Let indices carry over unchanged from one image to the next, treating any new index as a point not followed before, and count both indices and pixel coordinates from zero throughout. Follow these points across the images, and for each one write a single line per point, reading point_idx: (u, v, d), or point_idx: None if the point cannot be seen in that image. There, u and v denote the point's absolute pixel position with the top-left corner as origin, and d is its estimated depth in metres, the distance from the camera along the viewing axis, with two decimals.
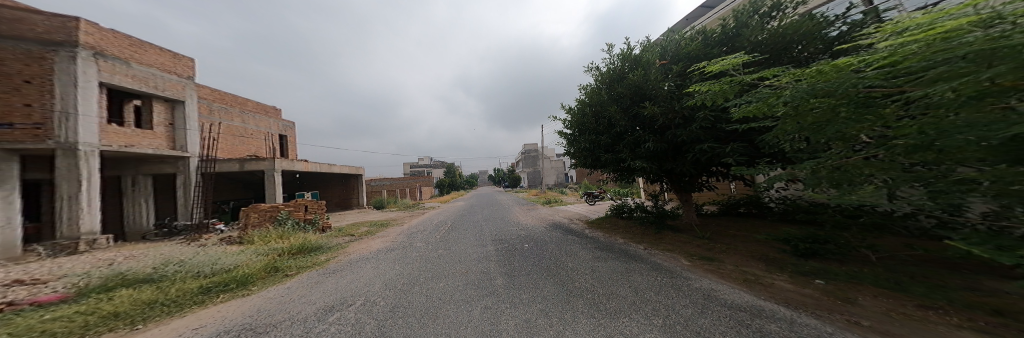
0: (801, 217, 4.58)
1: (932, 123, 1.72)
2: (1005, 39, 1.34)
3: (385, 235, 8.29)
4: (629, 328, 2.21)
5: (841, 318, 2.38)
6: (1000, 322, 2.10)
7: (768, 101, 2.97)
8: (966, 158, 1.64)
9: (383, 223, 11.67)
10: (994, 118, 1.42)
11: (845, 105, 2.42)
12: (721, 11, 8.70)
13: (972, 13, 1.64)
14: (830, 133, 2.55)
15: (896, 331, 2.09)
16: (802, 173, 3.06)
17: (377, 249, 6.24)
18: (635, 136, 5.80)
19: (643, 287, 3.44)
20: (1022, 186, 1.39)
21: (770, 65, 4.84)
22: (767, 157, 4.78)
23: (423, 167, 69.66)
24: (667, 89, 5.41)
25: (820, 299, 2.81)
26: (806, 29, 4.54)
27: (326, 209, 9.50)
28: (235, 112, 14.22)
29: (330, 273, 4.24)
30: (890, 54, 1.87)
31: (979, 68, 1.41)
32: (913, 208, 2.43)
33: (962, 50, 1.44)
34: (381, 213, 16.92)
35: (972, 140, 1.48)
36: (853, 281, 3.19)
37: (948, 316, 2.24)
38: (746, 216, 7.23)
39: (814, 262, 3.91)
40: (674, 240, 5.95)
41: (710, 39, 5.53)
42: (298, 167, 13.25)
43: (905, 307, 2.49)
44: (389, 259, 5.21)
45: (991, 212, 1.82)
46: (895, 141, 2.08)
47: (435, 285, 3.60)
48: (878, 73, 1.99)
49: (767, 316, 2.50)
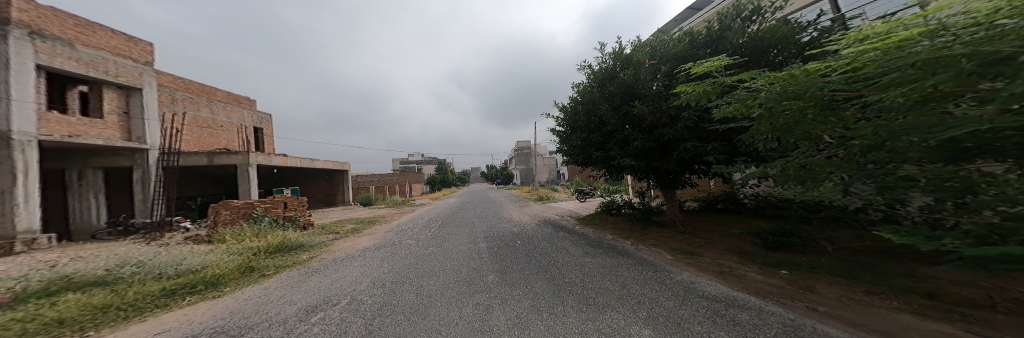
0: (770, 212, 4.91)
1: (885, 125, 1.87)
2: (947, 50, 1.48)
3: (372, 233, 8.08)
4: (617, 321, 2.29)
5: (801, 305, 2.58)
6: (929, 304, 2.35)
7: (745, 103, 3.14)
8: (909, 157, 1.81)
9: (371, 220, 11.35)
10: (933, 121, 1.57)
11: (811, 108, 2.59)
12: (706, 14, 8.99)
13: (922, 25, 1.80)
14: (798, 134, 2.72)
15: (847, 315, 2.29)
16: (773, 171, 3.25)
17: (366, 247, 6.09)
18: (624, 134, 5.96)
19: (630, 281, 3.57)
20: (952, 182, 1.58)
21: (749, 67, 5.07)
22: (744, 156, 5.04)
23: (414, 163, 68.32)
24: (655, 88, 5.55)
25: (784, 288, 3.03)
26: (781, 34, 4.81)
27: (307, 205, 9.05)
28: (202, 102, 13.28)
29: (313, 272, 4.08)
30: (851, 60, 2.02)
31: (925, 75, 1.55)
32: (864, 203, 2.66)
33: (912, 58, 1.57)
34: (368, 210, 16.46)
35: (915, 142, 1.63)
36: (814, 271, 3.45)
37: (890, 300, 2.48)
38: (724, 212, 7.60)
39: (780, 254, 4.21)
40: (659, 236, 6.20)
41: (696, 41, 5.72)
42: (276, 162, 12.59)
43: (856, 293, 2.73)
44: (378, 257, 5.10)
45: (926, 206, 2.02)
46: (852, 142, 2.24)
47: (425, 283, 3.55)
48: (842, 78, 2.14)
49: (739, 306, 2.66)
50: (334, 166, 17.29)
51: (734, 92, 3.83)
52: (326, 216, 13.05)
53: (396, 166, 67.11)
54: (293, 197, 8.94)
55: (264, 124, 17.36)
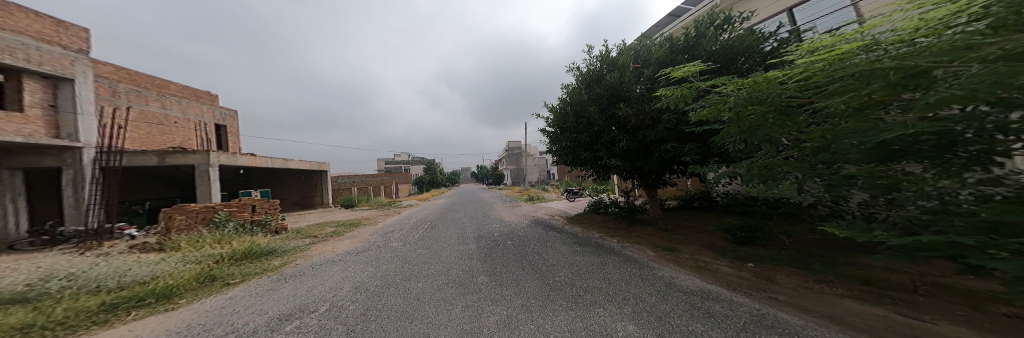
0: (739, 209, 5.28)
1: (830, 129, 2.08)
2: (878, 63, 1.68)
3: (353, 236, 7.71)
4: (605, 317, 2.37)
5: (764, 295, 2.80)
6: (867, 289, 2.64)
7: (717, 107, 3.36)
8: (850, 158, 2.03)
9: (352, 222, 10.82)
10: (868, 125, 1.77)
11: (771, 113, 2.81)
12: (683, 21, 9.46)
13: (861, 40, 2.02)
14: (761, 136, 2.94)
15: (803, 303, 2.51)
16: (741, 171, 3.48)
17: (348, 250, 5.81)
18: (611, 136, 6.17)
19: (616, 278, 3.68)
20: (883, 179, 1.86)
21: (721, 73, 5.41)
22: (717, 157, 5.36)
23: (399, 163, 66.25)
24: (638, 91, 5.78)
25: (751, 280, 3.27)
26: (746, 43, 5.19)
27: (279, 208, 8.50)
28: (152, 96, 12.03)
29: (287, 279, 3.81)
30: (804, 70, 2.23)
31: (861, 85, 1.75)
32: (816, 200, 2.93)
33: (852, 69, 1.77)
34: (348, 212, 15.68)
35: (855, 144, 1.83)
36: (775, 263, 3.75)
37: (837, 288, 2.75)
38: (700, 209, 8.01)
39: (747, 248, 4.53)
40: (642, 233, 6.46)
41: (675, 47, 6.01)
42: (241, 162, 11.68)
43: (809, 282, 3.01)
44: (361, 261, 4.88)
45: (864, 202, 2.26)
46: (805, 144, 2.45)
47: (412, 286, 3.46)
48: (797, 86, 2.36)
49: (713, 298, 2.84)
50: (310, 166, 16.29)
51: (707, 97, 4.06)
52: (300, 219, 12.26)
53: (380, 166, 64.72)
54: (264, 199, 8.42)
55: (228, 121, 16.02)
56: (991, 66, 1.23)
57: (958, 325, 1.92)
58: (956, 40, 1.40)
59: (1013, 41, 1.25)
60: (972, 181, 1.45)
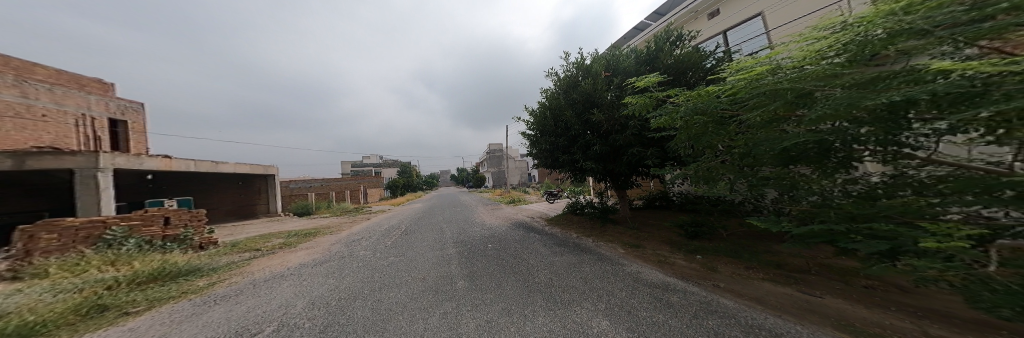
0: (689, 206, 5.87)
1: (750, 138, 2.84)
2: (784, 86, 2.36)
3: (310, 247, 6.96)
4: (581, 316, 2.51)
5: (709, 284, 3.17)
6: (778, 274, 3.21)
7: (671, 116, 3.72)
8: (765, 161, 2.74)
9: (310, 231, 9.71)
10: (775, 135, 2.53)
11: (710, 123, 3.22)
12: (644, 35, 10.26)
13: (773, 67, 2.68)
14: (703, 142, 3.37)
15: (738, 288, 2.95)
16: (691, 172, 3.87)
17: (304, 263, 5.22)
18: (586, 140, 6.54)
19: (592, 276, 3.83)
20: (788, 174, 2.70)
21: (675, 85, 6.00)
22: (673, 160, 5.84)
23: (368, 166, 61.91)
24: (609, 98, 6.17)
25: (701, 270, 3.70)
26: (692, 60, 5.86)
27: (202, 219, 7.28)
28: (6, 80, 9.27)
29: (217, 302, 3.22)
30: (735, 87, 2.87)
31: (773, 102, 2.46)
32: (747, 196, 3.44)
33: (769, 90, 2.43)
34: (303, 220, 14.07)
35: (769, 150, 2.51)
36: (717, 254, 4.28)
37: (759, 274, 3.29)
38: (661, 208, 8.62)
39: (696, 243, 5.04)
40: (613, 232, 6.86)
41: (638, 58, 6.53)
42: (151, 165, 9.77)
43: (742, 269, 3.50)
44: (318, 274, 4.41)
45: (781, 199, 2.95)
46: (737, 149, 3.02)
47: (384, 296, 3.28)
48: (730, 99, 2.98)
49: (671, 289, 3.12)
50: (250, 169, 14.22)
51: (663, 105, 4.47)
52: (241, 231, 10.68)
53: (346, 169, 59.90)
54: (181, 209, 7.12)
55: (127, 114, 13.41)
56: (850, 91, 1.93)
57: (841, 301, 2.41)
58: (827, 70, 2.11)
59: (856, 74, 1.99)
60: (842, 180, 2.39)
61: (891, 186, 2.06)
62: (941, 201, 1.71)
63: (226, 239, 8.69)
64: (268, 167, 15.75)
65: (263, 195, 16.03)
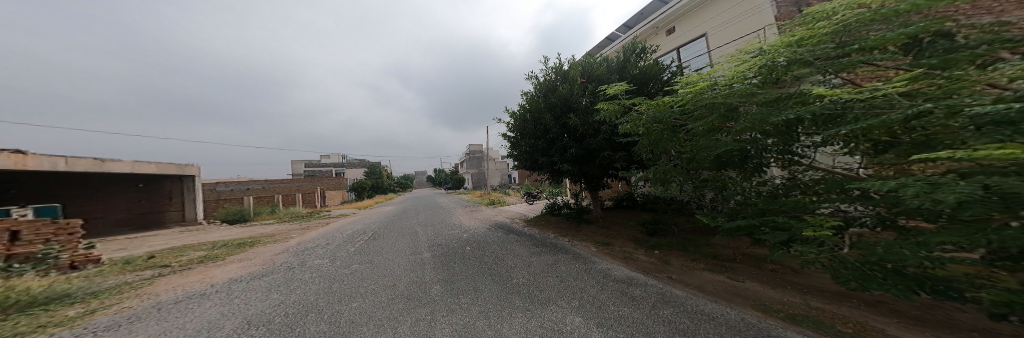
0: (651, 206, 6.34)
1: (695, 145, 3.46)
2: (721, 100, 3.07)
3: (247, 259, 6.10)
4: (558, 314, 2.56)
5: (667, 278, 3.51)
6: (719, 268, 3.83)
7: (636, 123, 4.03)
8: (705, 164, 3.37)
9: (249, 242, 8.47)
10: (714, 142, 3.20)
11: (665, 130, 3.74)
12: (615, 45, 10.87)
13: (711, 86, 3.44)
14: (659, 148, 3.85)
15: (690, 280, 3.44)
16: (651, 174, 4.27)
17: (235, 278, 4.51)
18: (562, 143, 6.75)
19: (567, 275, 3.93)
20: (721, 177, 3.39)
21: (639, 94, 6.44)
22: (637, 164, 6.25)
23: (330, 166, 56.72)
24: (584, 103, 6.46)
25: (659, 264, 4.10)
26: (653, 72, 6.35)
27: (75, 233, 5.70)
28: None
29: (98, 333, 2.54)
30: (685, 100, 3.55)
31: (714, 113, 3.15)
32: (699, 193, 3.92)
33: (712, 103, 3.12)
34: (246, 228, 12.32)
35: (710, 154, 3.14)
36: (674, 249, 4.77)
37: (703, 269, 3.87)
38: (627, 208, 9.02)
39: (656, 239, 5.46)
40: (587, 231, 7.12)
41: (610, 67, 6.92)
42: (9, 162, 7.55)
43: (692, 264, 4.04)
44: (257, 289, 3.86)
45: (717, 200, 3.71)
46: (685, 154, 3.62)
47: (347, 308, 3.01)
48: (681, 109, 3.64)
49: (636, 283, 3.38)
50: (156, 169, 11.71)
51: (628, 112, 4.85)
52: (138, 245, 8.76)
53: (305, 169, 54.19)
54: (40, 220, 5.44)
55: None
56: (764, 107, 2.70)
57: (764, 290, 3.02)
58: (749, 90, 2.90)
59: (766, 95, 2.78)
60: (758, 182, 3.13)
61: (788, 187, 2.81)
62: (819, 199, 2.47)
63: (139, 253, 7.25)
64: (183, 166, 13.15)
65: (174, 200, 13.27)
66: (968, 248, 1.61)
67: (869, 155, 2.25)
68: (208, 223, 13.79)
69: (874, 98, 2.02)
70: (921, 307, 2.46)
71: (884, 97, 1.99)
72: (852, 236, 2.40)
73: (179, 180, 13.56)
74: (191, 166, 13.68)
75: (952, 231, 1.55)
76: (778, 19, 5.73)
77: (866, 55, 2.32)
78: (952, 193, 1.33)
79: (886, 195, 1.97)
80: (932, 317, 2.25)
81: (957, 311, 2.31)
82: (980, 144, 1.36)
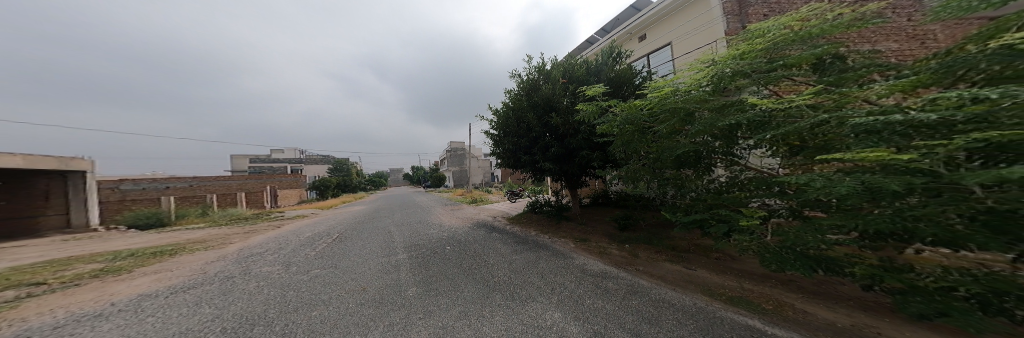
0: (625, 203, 6.76)
1: (657, 146, 3.79)
2: (682, 103, 3.39)
3: (165, 271, 5.18)
4: (537, 310, 2.65)
5: (638, 271, 3.84)
6: (678, 259, 4.27)
7: (612, 124, 4.33)
8: (665, 164, 3.72)
9: (169, 250, 7.21)
10: (671, 143, 3.55)
11: (635, 132, 4.07)
12: (593, 48, 11.41)
13: (675, 91, 3.78)
14: (630, 147, 4.17)
15: (654, 271, 3.81)
16: (625, 173, 4.57)
17: (147, 294, 3.81)
18: (544, 142, 6.91)
19: (547, 271, 4.07)
20: (676, 175, 3.74)
21: (614, 95, 6.85)
22: (612, 163, 6.61)
23: (284, 161, 50.77)
24: (565, 103, 6.70)
25: (629, 258, 4.46)
26: (627, 76, 6.79)
27: None
28: None
29: None
30: (653, 103, 3.87)
31: (673, 117, 3.49)
32: (664, 192, 4.30)
33: (671, 107, 3.45)
34: (175, 234, 10.50)
35: (669, 153, 3.48)
36: (643, 244, 5.18)
37: (665, 260, 4.28)
38: (602, 206, 9.45)
39: (626, 233, 5.91)
40: (566, 228, 7.39)
41: (589, 69, 7.26)
42: None
43: (657, 257, 4.45)
44: (179, 305, 3.32)
45: (676, 196, 4.12)
46: (651, 153, 3.95)
47: (303, 317, 2.75)
48: (648, 112, 3.95)
49: (608, 276, 3.64)
50: (24, 162, 9.27)
51: (605, 114, 5.14)
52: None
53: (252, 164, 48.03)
54: None
55: None
56: (713, 113, 3.07)
57: (715, 276, 3.45)
58: (703, 97, 3.25)
59: (715, 102, 3.16)
60: (707, 180, 3.57)
61: (729, 185, 3.29)
62: (750, 194, 2.92)
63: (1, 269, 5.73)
64: (65, 160, 10.67)
65: (54, 201, 10.81)
66: (848, 232, 2.05)
67: (785, 158, 2.72)
68: (107, 228, 11.32)
69: (791, 108, 2.43)
70: (817, 282, 3.04)
71: (800, 108, 2.40)
72: (772, 225, 2.87)
73: (60, 177, 11.05)
74: (79, 160, 11.15)
75: (838, 218, 1.96)
76: (728, 32, 6.63)
77: (787, 71, 2.77)
78: (841, 187, 1.67)
79: (797, 189, 2.40)
80: (825, 291, 2.79)
81: (840, 284, 2.89)
82: (860, 147, 1.71)
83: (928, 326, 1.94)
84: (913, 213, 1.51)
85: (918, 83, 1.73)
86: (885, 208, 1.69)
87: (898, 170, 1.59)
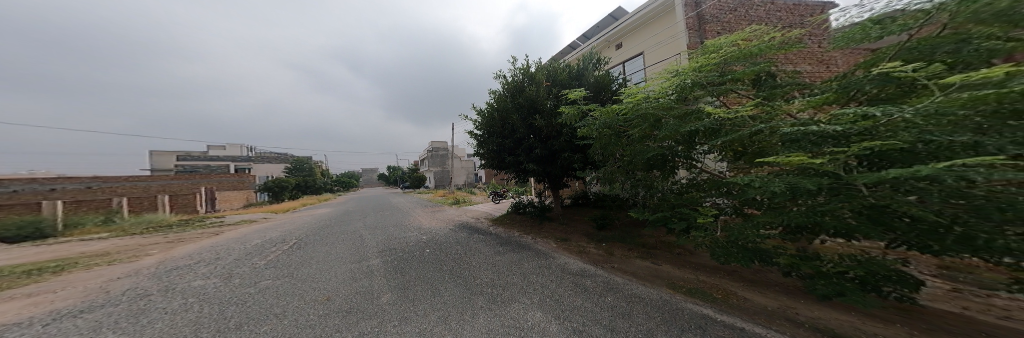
0: (603, 204, 7.20)
1: (630, 148, 4.15)
2: (651, 109, 3.77)
3: (51, 291, 4.25)
4: (518, 311, 2.77)
5: (614, 269, 4.18)
6: (648, 255, 4.74)
7: (592, 127, 4.64)
8: (636, 166, 4.11)
9: (62, 266, 5.93)
10: (642, 146, 3.94)
11: (612, 136, 4.41)
12: (575, 52, 11.91)
13: (646, 98, 4.18)
14: (608, 150, 4.52)
15: (627, 268, 4.19)
16: (604, 175, 4.92)
17: (18, 322, 3.08)
18: (528, 143, 7.09)
19: (530, 272, 4.21)
20: (646, 176, 4.16)
21: (594, 99, 7.29)
22: (591, 165, 6.97)
23: (227, 158, 44.48)
24: (549, 106, 6.92)
25: (605, 256, 4.82)
26: (607, 82, 7.21)
27: None
28: None
29: None
30: (626, 108, 4.23)
31: (643, 122, 3.87)
32: (636, 193, 4.72)
33: (642, 112, 3.83)
34: (79, 245, 8.66)
35: (640, 156, 3.85)
36: (619, 242, 5.62)
37: (637, 256, 4.71)
38: (582, 206, 9.93)
39: (603, 232, 6.35)
40: (548, 228, 7.65)
41: (570, 73, 7.58)
42: None
43: (630, 254, 4.87)
44: (74, 331, 2.75)
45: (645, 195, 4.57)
46: (625, 155, 4.32)
47: (251, 334, 2.50)
48: (623, 116, 4.32)
49: (585, 275, 3.92)
50: None
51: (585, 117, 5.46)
52: None
53: (185, 162, 41.31)
54: None
55: None
56: (675, 119, 3.50)
57: (676, 271, 3.92)
58: (667, 104, 3.67)
59: (677, 109, 3.59)
60: (673, 180, 4.04)
61: (689, 186, 3.81)
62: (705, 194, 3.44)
63: None
64: None
65: None
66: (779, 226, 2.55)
67: (733, 160, 3.25)
68: None
69: (737, 118, 2.92)
70: (756, 271, 3.63)
71: (743, 118, 2.90)
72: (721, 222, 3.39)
73: None
74: None
75: (771, 214, 2.44)
76: (689, 46, 7.37)
77: (733, 85, 3.35)
78: (775, 186, 2.11)
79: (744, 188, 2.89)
80: (759, 278, 3.36)
81: (770, 272, 3.51)
82: (789, 154, 2.17)
83: (826, 305, 2.49)
84: (821, 210, 1.98)
85: (824, 101, 2.29)
86: (802, 205, 2.18)
87: (811, 172, 2.08)
